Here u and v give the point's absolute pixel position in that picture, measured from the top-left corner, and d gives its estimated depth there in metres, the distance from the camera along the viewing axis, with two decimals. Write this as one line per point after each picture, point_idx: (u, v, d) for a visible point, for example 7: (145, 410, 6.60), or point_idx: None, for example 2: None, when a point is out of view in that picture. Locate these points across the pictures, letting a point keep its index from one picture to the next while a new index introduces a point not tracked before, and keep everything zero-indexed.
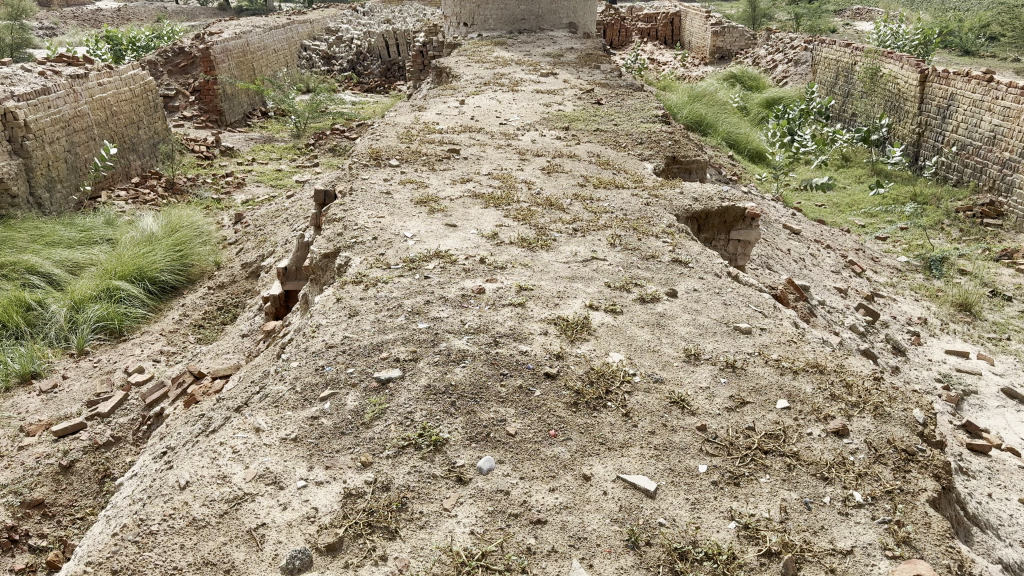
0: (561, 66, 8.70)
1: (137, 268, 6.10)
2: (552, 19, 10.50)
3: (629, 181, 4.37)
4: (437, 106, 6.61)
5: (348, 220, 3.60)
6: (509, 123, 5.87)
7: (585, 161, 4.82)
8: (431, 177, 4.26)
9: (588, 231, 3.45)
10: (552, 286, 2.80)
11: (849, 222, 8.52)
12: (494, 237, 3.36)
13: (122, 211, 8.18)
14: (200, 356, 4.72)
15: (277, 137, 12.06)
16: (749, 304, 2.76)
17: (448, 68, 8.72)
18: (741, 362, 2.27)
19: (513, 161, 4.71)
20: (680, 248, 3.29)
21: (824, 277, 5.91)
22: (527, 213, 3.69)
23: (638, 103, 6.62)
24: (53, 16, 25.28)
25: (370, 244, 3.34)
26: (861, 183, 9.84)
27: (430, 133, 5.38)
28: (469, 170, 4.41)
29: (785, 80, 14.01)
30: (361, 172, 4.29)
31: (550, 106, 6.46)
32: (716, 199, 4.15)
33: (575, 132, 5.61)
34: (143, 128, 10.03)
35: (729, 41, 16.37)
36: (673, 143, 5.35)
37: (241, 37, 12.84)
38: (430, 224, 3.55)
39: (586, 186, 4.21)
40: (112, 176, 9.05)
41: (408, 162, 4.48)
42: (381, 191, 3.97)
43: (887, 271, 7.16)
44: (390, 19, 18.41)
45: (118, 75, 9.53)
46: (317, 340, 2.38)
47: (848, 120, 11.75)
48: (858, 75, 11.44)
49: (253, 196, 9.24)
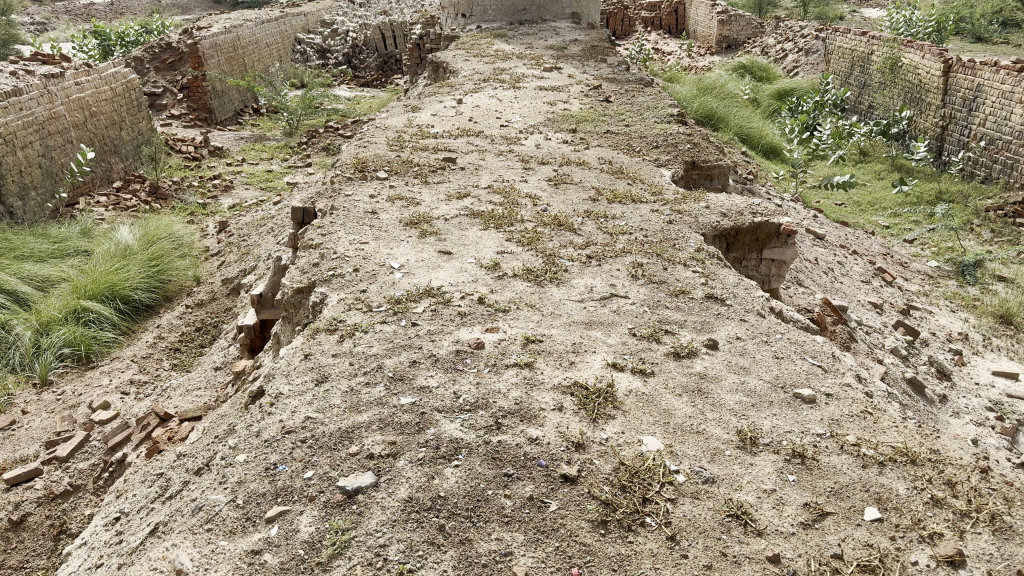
0: (565, 59, 8.20)
1: (109, 285, 5.62)
2: (554, 9, 9.98)
3: (647, 193, 3.89)
4: (433, 105, 6.12)
5: (327, 246, 3.12)
6: (511, 125, 5.38)
7: (596, 170, 4.33)
8: (423, 192, 3.77)
9: (604, 259, 2.99)
10: (565, 336, 2.31)
11: (873, 223, 8.03)
12: (496, 268, 2.89)
13: (101, 220, 7.71)
14: (171, 391, 4.24)
15: (268, 136, 11.57)
16: (805, 356, 2.29)
17: (445, 62, 8.23)
18: (812, 450, 1.78)
19: (516, 171, 4.22)
20: (715, 281, 2.80)
21: (856, 290, 5.44)
22: (532, 237, 3.22)
23: (649, 100, 6.13)
24: (45, 10, 24.69)
25: (351, 277, 2.86)
26: (881, 180, 9.34)
27: (424, 138, 4.90)
28: (467, 183, 3.93)
29: (796, 70, 13.50)
30: (345, 187, 3.80)
31: (554, 104, 5.97)
32: (746, 213, 3.67)
33: (583, 135, 5.11)
34: (126, 128, 9.53)
35: (736, 29, 15.85)
36: (692, 146, 4.86)
37: (232, 31, 12.32)
38: (420, 252, 3.07)
39: (598, 201, 3.73)
40: (91, 180, 8.57)
41: (398, 174, 3.99)
42: (366, 210, 3.48)
43: (917, 278, 6.68)
44: (386, 11, 17.88)
45: (97, 73, 9.02)
46: (274, 420, 1.90)
47: (865, 113, 11.21)
48: (876, 65, 10.90)
49: (241, 200, 8.77)
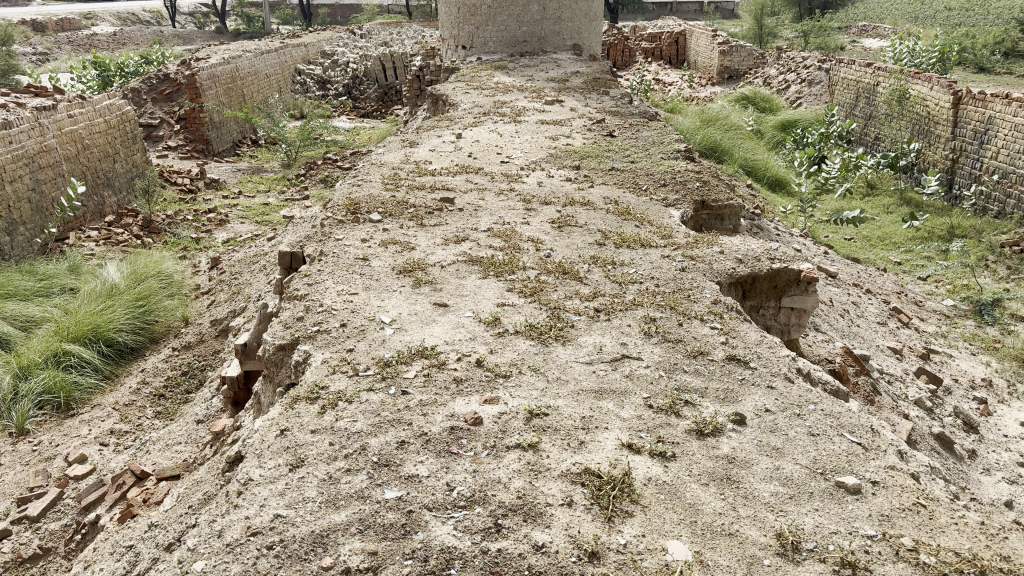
0: (566, 91, 8.05)
1: (92, 327, 5.37)
2: (555, 41, 9.80)
3: (657, 236, 3.67)
4: (431, 140, 5.93)
5: (313, 298, 2.88)
6: (512, 161, 5.18)
7: (602, 210, 4.11)
8: (419, 236, 3.55)
9: (613, 313, 2.75)
10: (573, 408, 2.06)
11: (884, 259, 7.82)
12: (495, 324, 2.64)
13: (91, 256, 7.49)
14: (149, 445, 3.98)
15: (266, 167, 11.40)
16: (843, 432, 2.05)
17: (444, 95, 8.07)
18: (859, 558, 1.55)
19: (517, 212, 3.99)
20: (735, 339, 2.56)
21: (874, 335, 5.20)
22: (536, 287, 2.99)
23: (654, 135, 5.94)
24: (47, 41, 24.70)
25: (337, 333, 2.62)
26: (891, 214, 9.14)
27: (421, 175, 4.70)
28: (466, 226, 3.70)
29: (799, 101, 13.38)
30: (336, 231, 3.58)
31: (556, 139, 5.78)
32: (764, 258, 3.44)
33: (587, 173, 4.90)
34: (120, 161, 9.35)
35: (737, 60, 15.79)
36: (701, 184, 4.64)
37: (231, 62, 12.20)
38: (414, 304, 2.83)
39: (605, 246, 3.49)
40: (83, 215, 8.36)
41: (392, 215, 3.77)
42: (357, 256, 3.25)
43: (934, 318, 6.44)
44: (387, 42, 17.87)
45: (91, 105, 8.86)
46: (241, 515, 1.66)
47: (871, 145, 11.05)
48: (882, 96, 10.75)
49: (236, 234, 8.57)
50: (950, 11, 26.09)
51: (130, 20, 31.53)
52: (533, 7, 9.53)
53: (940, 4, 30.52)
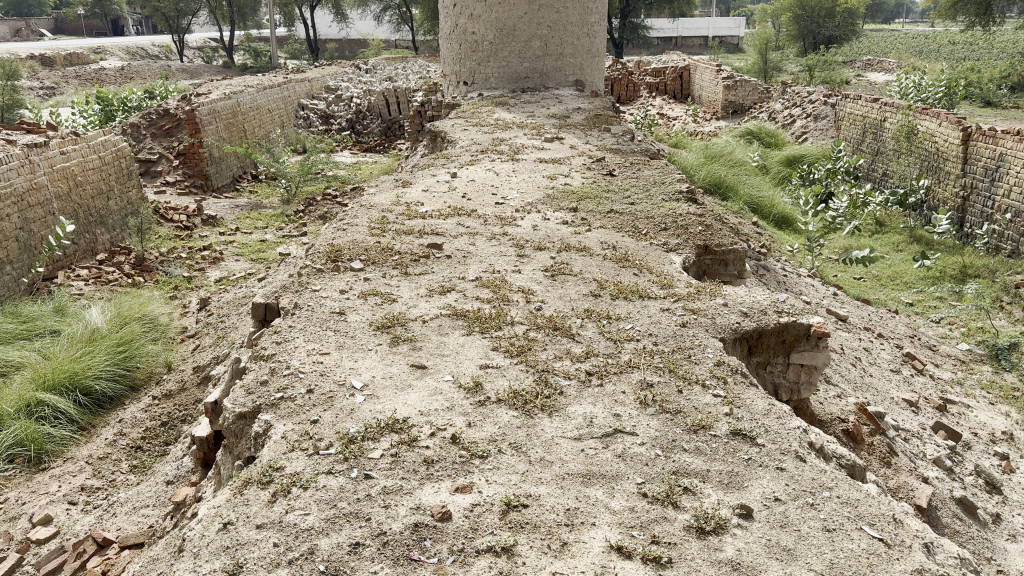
0: (567, 128, 7.89)
1: (69, 375, 5.15)
2: (557, 76, 9.66)
3: (656, 286, 3.44)
4: (425, 179, 5.75)
5: (281, 358, 2.66)
6: (507, 203, 4.98)
7: (598, 256, 3.89)
8: (402, 286, 3.33)
9: (606, 377, 2.52)
10: (556, 498, 1.84)
11: (894, 300, 7.58)
12: (476, 390, 2.41)
13: (78, 296, 7.30)
14: (116, 507, 3.73)
15: (265, 203, 11.24)
16: (862, 525, 1.81)
17: (443, 132, 7.92)
18: None
19: (508, 259, 3.77)
20: (740, 410, 2.32)
21: (888, 386, 4.94)
22: (523, 345, 2.75)
23: (656, 174, 5.75)
24: (56, 75, 24.83)
25: (303, 402, 2.39)
26: (901, 252, 8.91)
27: (410, 219, 4.50)
28: (452, 275, 3.48)
29: (804, 136, 13.24)
30: (314, 281, 3.36)
31: (554, 179, 5.59)
32: (771, 311, 3.22)
33: (584, 215, 4.69)
34: (114, 198, 9.21)
35: (742, 95, 15.68)
36: (704, 228, 4.41)
37: (232, 97, 12.11)
38: (389, 366, 2.60)
39: (600, 297, 3.26)
40: (73, 253, 8.19)
41: (375, 263, 3.55)
42: (333, 309, 3.03)
43: (949, 363, 6.18)
44: (391, 77, 17.87)
45: (85, 142, 8.73)
46: None
47: (879, 181, 10.85)
48: (890, 132, 10.57)
49: (229, 273, 8.38)
50: (954, 46, 26.09)
51: (139, 54, 31.80)
52: (534, 42, 9.40)
53: (946, 38, 30.50)
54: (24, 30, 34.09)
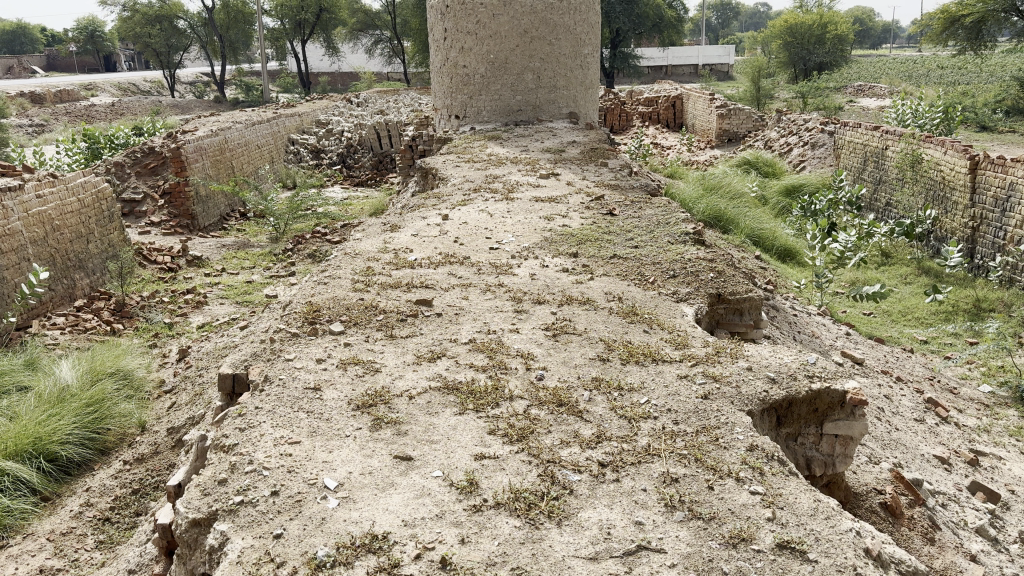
0: (562, 163, 7.59)
1: (34, 440, 4.72)
2: (551, 109, 9.39)
3: (670, 346, 3.10)
4: (415, 222, 5.41)
5: (244, 450, 2.30)
6: (502, 247, 4.64)
7: (604, 310, 3.55)
8: (387, 352, 2.98)
9: (622, 467, 2.17)
10: None
11: (908, 337, 7.26)
12: (471, 490, 2.06)
13: (53, 347, 6.91)
14: None
15: (253, 242, 10.89)
16: None
17: (434, 168, 7.63)
18: None
19: (505, 315, 3.43)
20: (782, 513, 2.00)
21: (917, 441, 4.58)
22: (526, 427, 2.40)
23: (659, 213, 5.42)
24: (45, 112, 24.59)
25: (268, 507, 2.05)
26: (910, 286, 8.62)
27: (398, 269, 4.16)
28: (443, 337, 3.13)
29: (802, 164, 13.00)
30: (287, 348, 3.00)
31: (552, 220, 5.26)
32: (800, 376, 2.90)
33: (586, 261, 4.36)
34: (94, 242, 8.85)
35: (736, 123, 15.48)
36: (716, 274, 4.08)
37: (219, 133, 11.78)
38: (369, 457, 2.25)
39: (609, 361, 2.92)
40: (49, 300, 7.81)
41: (357, 325, 3.20)
42: (306, 385, 2.67)
43: (971, 407, 5.83)
44: (383, 110, 17.66)
45: (63, 184, 8.38)
46: None
47: (882, 211, 10.59)
48: (893, 161, 10.31)
49: (213, 318, 7.98)
50: (943, 70, 26.13)
51: (130, 90, 31.66)
52: (527, 75, 9.14)
53: (936, 62, 30.51)
54: (16, 68, 34.07)
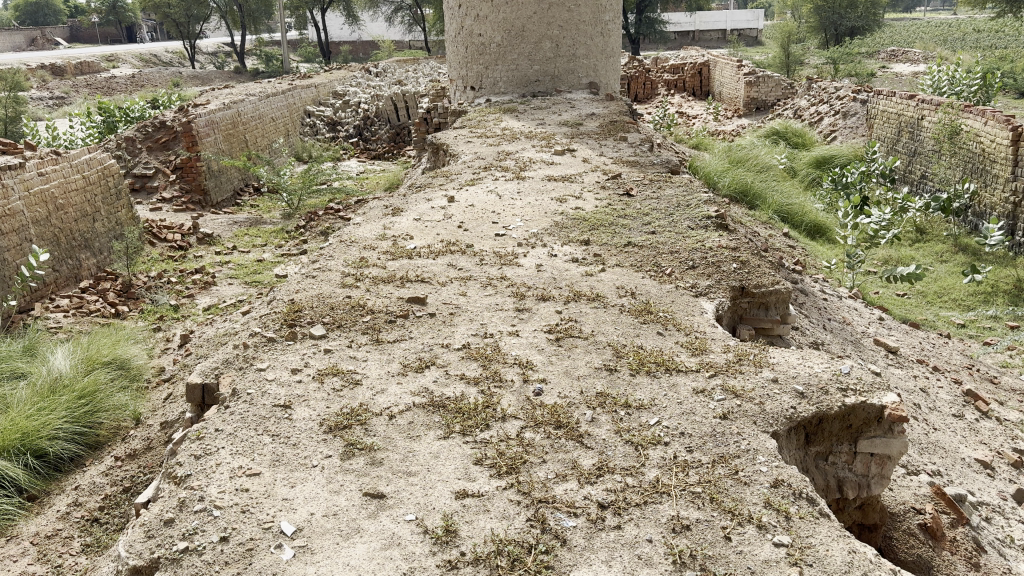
0: (579, 138, 7.21)
1: (22, 434, 4.10)
2: (569, 79, 8.99)
3: (687, 353, 2.78)
4: (420, 205, 5.10)
5: (196, 483, 2.04)
6: (509, 234, 4.33)
7: (615, 308, 3.24)
8: (370, 360, 2.69)
9: (626, 511, 1.88)
10: None
11: (945, 321, 6.86)
12: (447, 540, 1.78)
13: (55, 331, 6.62)
14: None
15: (265, 219, 10.46)
16: None
17: (445, 144, 7.31)
18: None
19: (505, 315, 3.12)
20: (812, 572, 1.71)
21: (957, 442, 4.22)
22: (518, 456, 2.10)
23: (680, 193, 5.07)
24: (66, 85, 24.40)
25: (215, 556, 1.78)
26: (946, 264, 8.19)
27: (395, 260, 3.86)
28: (434, 342, 2.84)
29: (833, 135, 12.49)
30: (261, 355, 2.74)
31: (564, 202, 4.93)
32: (833, 389, 2.58)
33: (598, 250, 4.03)
34: (100, 220, 8.49)
35: (765, 91, 14.94)
36: (740, 264, 3.73)
37: (232, 106, 11.40)
38: (334, 493, 1.97)
39: (618, 372, 2.60)
40: (54, 281, 7.51)
41: (341, 328, 2.92)
42: (275, 402, 2.40)
43: (1015, 399, 5.45)
44: (401, 81, 17.28)
45: (67, 161, 8.02)
46: None
47: (917, 183, 10.12)
48: (929, 131, 9.80)
49: (220, 299, 7.59)
50: (981, 35, 25.17)
51: (152, 61, 31.40)
52: (544, 44, 8.73)
53: (973, 26, 29.45)
54: (39, 39, 33.96)
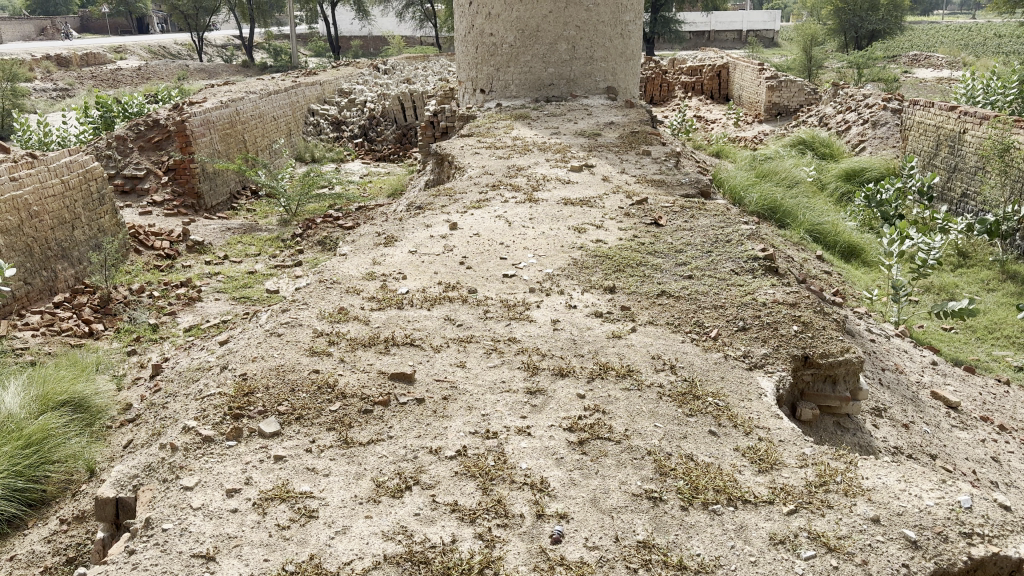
0: (598, 151, 6.54)
1: None
2: (586, 83, 8.31)
3: (758, 474, 2.10)
4: (418, 233, 4.41)
5: None
6: (519, 275, 3.67)
7: (657, 392, 2.55)
8: (333, 476, 2.03)
9: None
10: None
11: (1002, 362, 6.14)
12: None
13: (18, 354, 5.72)
14: None
15: (260, 224, 9.71)
16: None
17: (449, 155, 6.63)
18: None
19: (516, 401, 2.45)
20: None
21: None
22: None
23: (716, 224, 4.40)
24: (71, 76, 23.78)
25: None
26: (994, 294, 7.47)
27: (380, 312, 3.18)
28: (420, 444, 2.19)
29: (862, 144, 11.75)
30: (192, 465, 2.09)
31: (583, 235, 4.25)
32: (955, 532, 1.91)
33: (627, 301, 3.36)
34: (80, 228, 7.49)
35: (787, 96, 14.19)
36: (802, 326, 3.07)
37: (230, 104, 10.68)
38: None
39: (667, 507, 1.93)
40: (25, 295, 6.56)
41: (300, 425, 2.26)
42: (197, 552, 1.76)
43: None
44: (409, 79, 16.61)
45: (44, 164, 7.07)
46: None
47: (958, 202, 9.41)
48: (971, 145, 9.09)
49: (204, 317, 6.68)
50: (1004, 40, 24.35)
51: (160, 53, 30.77)
52: (560, 45, 8.05)
53: (995, 30, 28.59)
54: (49, 29, 33.53)
